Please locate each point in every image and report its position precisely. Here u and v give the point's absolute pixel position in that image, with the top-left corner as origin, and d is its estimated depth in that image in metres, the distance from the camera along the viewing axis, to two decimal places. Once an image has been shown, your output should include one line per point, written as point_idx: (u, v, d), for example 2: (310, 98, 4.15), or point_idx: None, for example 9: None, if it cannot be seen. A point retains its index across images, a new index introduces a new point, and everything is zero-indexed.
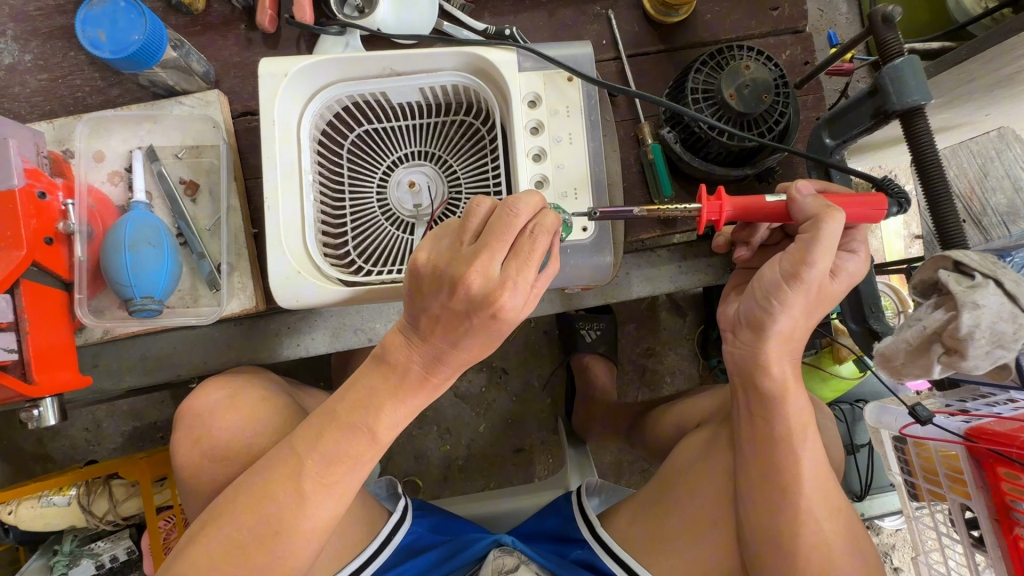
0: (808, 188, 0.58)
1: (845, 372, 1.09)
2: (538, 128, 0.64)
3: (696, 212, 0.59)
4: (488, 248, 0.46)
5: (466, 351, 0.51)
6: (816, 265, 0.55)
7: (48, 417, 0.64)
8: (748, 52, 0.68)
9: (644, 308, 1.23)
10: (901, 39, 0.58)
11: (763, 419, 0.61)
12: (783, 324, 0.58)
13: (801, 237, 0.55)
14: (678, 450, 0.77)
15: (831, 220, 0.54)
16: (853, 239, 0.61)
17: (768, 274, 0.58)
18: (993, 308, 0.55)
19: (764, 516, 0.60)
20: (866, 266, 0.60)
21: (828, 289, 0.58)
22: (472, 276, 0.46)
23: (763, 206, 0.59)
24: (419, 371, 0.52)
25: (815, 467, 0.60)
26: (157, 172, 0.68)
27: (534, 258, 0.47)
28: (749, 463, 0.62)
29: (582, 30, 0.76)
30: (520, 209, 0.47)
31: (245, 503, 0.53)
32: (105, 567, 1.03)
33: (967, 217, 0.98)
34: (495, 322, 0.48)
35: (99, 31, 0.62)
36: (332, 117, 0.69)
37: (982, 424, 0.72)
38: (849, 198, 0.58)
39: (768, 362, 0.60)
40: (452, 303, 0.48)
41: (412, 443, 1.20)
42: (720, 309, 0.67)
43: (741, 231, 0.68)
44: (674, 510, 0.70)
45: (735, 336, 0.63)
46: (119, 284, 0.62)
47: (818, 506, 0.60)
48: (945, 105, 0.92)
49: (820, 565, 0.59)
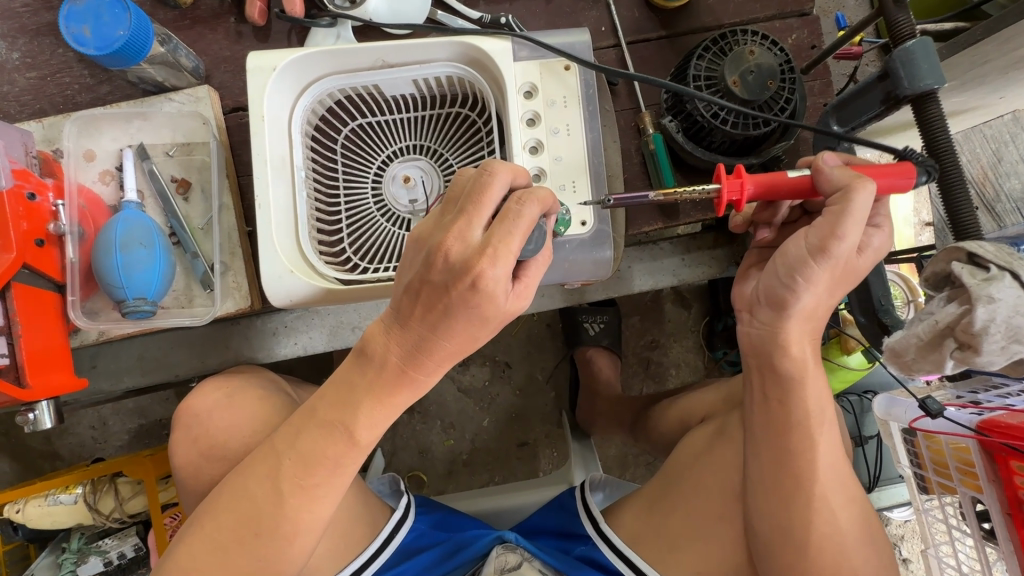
0: (836, 161, 0.56)
1: (853, 363, 1.06)
2: (535, 119, 0.62)
3: (717, 192, 0.56)
4: (465, 213, 0.44)
5: (450, 340, 0.48)
6: (846, 239, 0.53)
7: (44, 420, 0.63)
8: (754, 37, 0.66)
9: (649, 301, 1.21)
10: (913, 20, 0.56)
11: (778, 403, 0.59)
12: (807, 301, 0.56)
13: (830, 210, 0.53)
14: (680, 447, 0.76)
15: (863, 191, 0.52)
16: (878, 213, 0.58)
17: (792, 248, 0.56)
18: (1009, 301, 0.52)
19: (776, 500, 0.59)
20: (891, 241, 0.58)
21: (853, 265, 0.56)
22: (450, 242, 0.44)
23: (787, 182, 0.57)
24: (395, 364, 0.50)
25: (831, 453, 0.59)
26: (148, 171, 0.67)
27: (520, 225, 0.44)
28: (762, 447, 0.60)
29: (580, 16, 0.74)
30: (499, 173, 0.45)
31: (234, 504, 0.53)
32: (114, 564, 1.04)
33: (981, 204, 1.05)
34: (477, 297, 0.44)
35: (84, 27, 0.61)
36: (324, 112, 0.67)
37: (996, 417, 0.70)
38: (879, 170, 0.55)
39: (788, 342, 0.58)
40: (430, 274, 0.45)
41: (416, 438, 1.19)
42: (736, 290, 0.64)
43: (762, 211, 0.66)
44: (682, 501, 0.69)
45: (752, 316, 0.60)
46: (111, 286, 0.61)
47: (833, 492, 0.59)
48: (959, 87, 0.89)
49: (831, 550, 0.58)
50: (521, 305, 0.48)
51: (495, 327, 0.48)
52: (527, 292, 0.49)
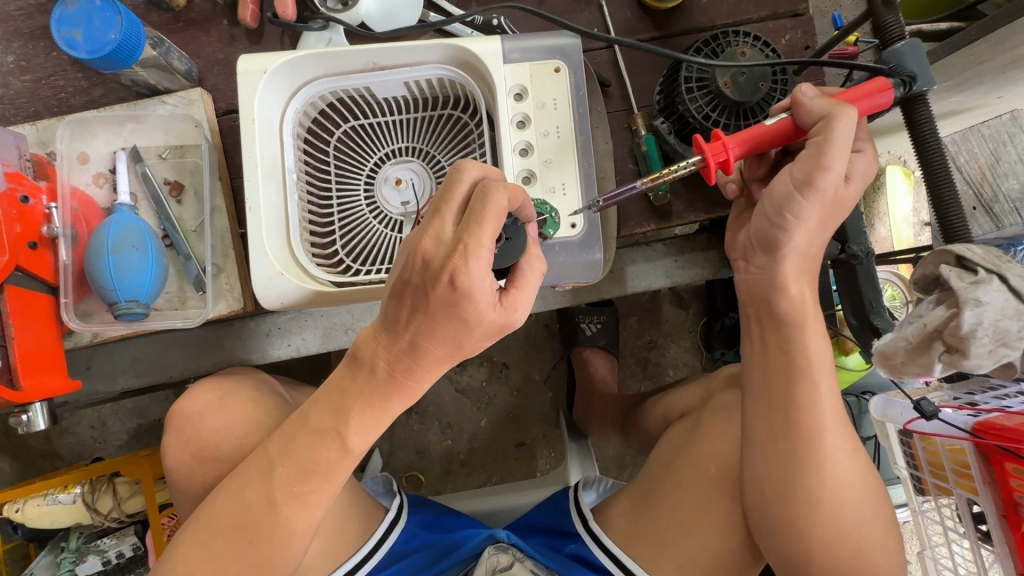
0: (813, 91, 0.55)
1: (851, 364, 1.06)
2: (525, 121, 0.62)
3: (701, 161, 0.56)
4: (438, 213, 0.45)
5: (436, 343, 0.47)
6: (832, 170, 0.52)
7: (37, 422, 0.64)
8: (744, 38, 0.66)
9: (646, 302, 1.21)
10: (903, 21, 0.56)
11: (779, 349, 0.59)
12: (799, 239, 0.56)
13: (813, 142, 0.53)
14: (663, 442, 0.77)
15: (844, 118, 0.52)
16: (860, 138, 0.58)
17: (778, 186, 0.55)
18: (996, 303, 0.53)
19: (779, 452, 0.59)
20: (877, 163, 0.57)
21: (843, 195, 0.56)
22: (425, 242, 0.44)
23: (768, 130, 0.56)
24: (385, 369, 0.50)
25: (835, 400, 0.59)
26: (141, 174, 0.67)
27: (487, 216, 0.43)
28: (762, 402, 0.60)
29: (572, 17, 0.74)
30: (467, 170, 0.46)
31: (226, 509, 0.53)
32: (113, 563, 1.05)
33: (978, 204, 1.06)
34: (456, 297, 0.44)
35: (75, 30, 0.61)
36: (316, 114, 0.67)
37: (991, 419, 0.69)
38: (860, 88, 0.53)
39: (785, 284, 0.57)
40: (410, 276, 0.45)
41: (414, 438, 1.20)
42: (728, 237, 0.64)
43: (753, 168, 0.63)
44: (672, 490, 0.70)
45: (748, 263, 0.61)
46: (103, 288, 0.61)
47: (837, 438, 0.59)
48: (955, 88, 0.89)
49: (839, 496, 0.58)
50: (513, 318, 0.47)
51: (483, 334, 0.47)
52: (519, 304, 0.48)
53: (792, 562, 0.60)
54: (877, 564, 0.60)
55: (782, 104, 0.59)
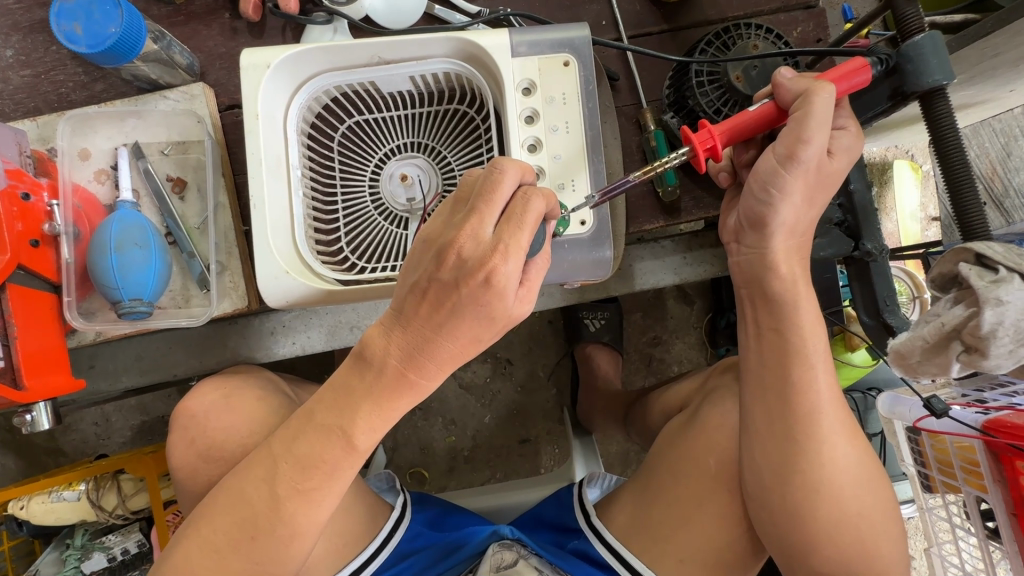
0: (792, 73, 0.55)
1: (857, 360, 1.05)
2: (533, 117, 0.61)
3: (690, 151, 0.55)
4: (476, 211, 0.43)
5: (452, 342, 0.46)
6: (812, 143, 0.52)
7: (42, 421, 0.63)
8: (756, 30, 0.66)
9: (651, 298, 1.20)
10: (922, 14, 0.55)
11: (773, 331, 0.59)
12: (786, 215, 0.56)
13: (794, 116, 0.53)
14: (662, 434, 0.77)
15: (822, 93, 0.52)
16: (841, 116, 0.57)
17: (763, 163, 0.55)
18: (1018, 302, 0.51)
19: (778, 438, 0.59)
20: (862, 140, 0.57)
21: (828, 169, 0.55)
22: (464, 240, 0.43)
23: (751, 115, 0.56)
24: (392, 366, 0.48)
25: (829, 382, 0.58)
26: (143, 170, 0.66)
27: (528, 220, 0.43)
28: (760, 388, 0.60)
29: (580, 10, 0.73)
30: (508, 170, 0.44)
31: (229, 508, 0.53)
32: (118, 560, 1.03)
33: (990, 198, 1.06)
34: (487, 294, 0.43)
35: (75, 24, 0.60)
36: (321, 109, 0.66)
37: (1001, 417, 0.68)
38: (839, 68, 0.54)
39: (775, 263, 0.58)
40: (438, 273, 0.44)
41: (418, 434, 1.19)
42: (720, 220, 0.64)
43: (742, 153, 0.62)
44: (671, 481, 0.69)
45: (739, 245, 0.61)
46: (107, 286, 0.61)
47: (835, 421, 0.58)
48: (968, 80, 0.88)
49: (837, 479, 0.58)
50: (525, 309, 0.47)
51: (499, 330, 0.47)
52: (530, 296, 0.47)
53: (792, 545, 0.60)
54: (878, 550, 0.59)
55: (764, 90, 0.59)
